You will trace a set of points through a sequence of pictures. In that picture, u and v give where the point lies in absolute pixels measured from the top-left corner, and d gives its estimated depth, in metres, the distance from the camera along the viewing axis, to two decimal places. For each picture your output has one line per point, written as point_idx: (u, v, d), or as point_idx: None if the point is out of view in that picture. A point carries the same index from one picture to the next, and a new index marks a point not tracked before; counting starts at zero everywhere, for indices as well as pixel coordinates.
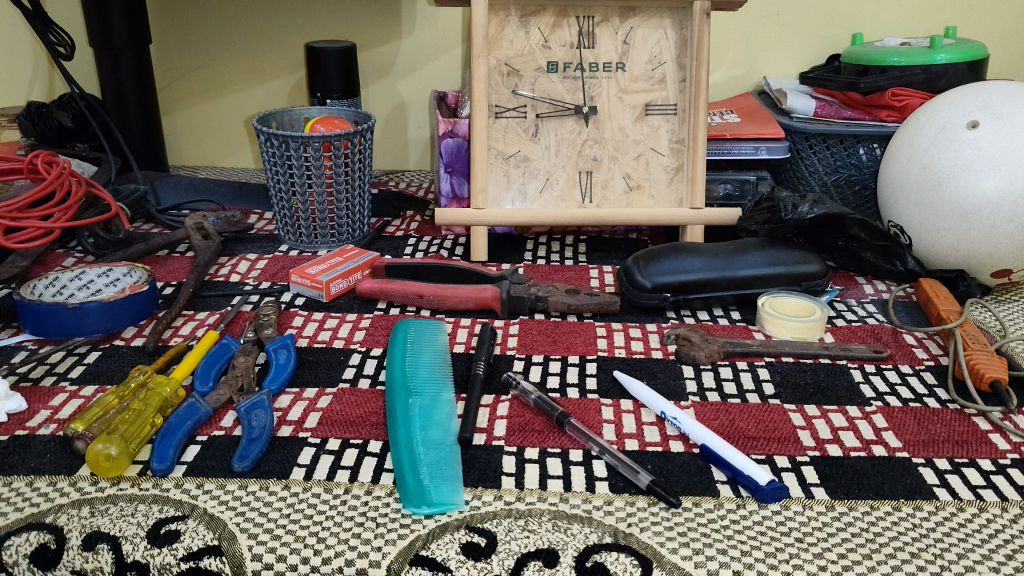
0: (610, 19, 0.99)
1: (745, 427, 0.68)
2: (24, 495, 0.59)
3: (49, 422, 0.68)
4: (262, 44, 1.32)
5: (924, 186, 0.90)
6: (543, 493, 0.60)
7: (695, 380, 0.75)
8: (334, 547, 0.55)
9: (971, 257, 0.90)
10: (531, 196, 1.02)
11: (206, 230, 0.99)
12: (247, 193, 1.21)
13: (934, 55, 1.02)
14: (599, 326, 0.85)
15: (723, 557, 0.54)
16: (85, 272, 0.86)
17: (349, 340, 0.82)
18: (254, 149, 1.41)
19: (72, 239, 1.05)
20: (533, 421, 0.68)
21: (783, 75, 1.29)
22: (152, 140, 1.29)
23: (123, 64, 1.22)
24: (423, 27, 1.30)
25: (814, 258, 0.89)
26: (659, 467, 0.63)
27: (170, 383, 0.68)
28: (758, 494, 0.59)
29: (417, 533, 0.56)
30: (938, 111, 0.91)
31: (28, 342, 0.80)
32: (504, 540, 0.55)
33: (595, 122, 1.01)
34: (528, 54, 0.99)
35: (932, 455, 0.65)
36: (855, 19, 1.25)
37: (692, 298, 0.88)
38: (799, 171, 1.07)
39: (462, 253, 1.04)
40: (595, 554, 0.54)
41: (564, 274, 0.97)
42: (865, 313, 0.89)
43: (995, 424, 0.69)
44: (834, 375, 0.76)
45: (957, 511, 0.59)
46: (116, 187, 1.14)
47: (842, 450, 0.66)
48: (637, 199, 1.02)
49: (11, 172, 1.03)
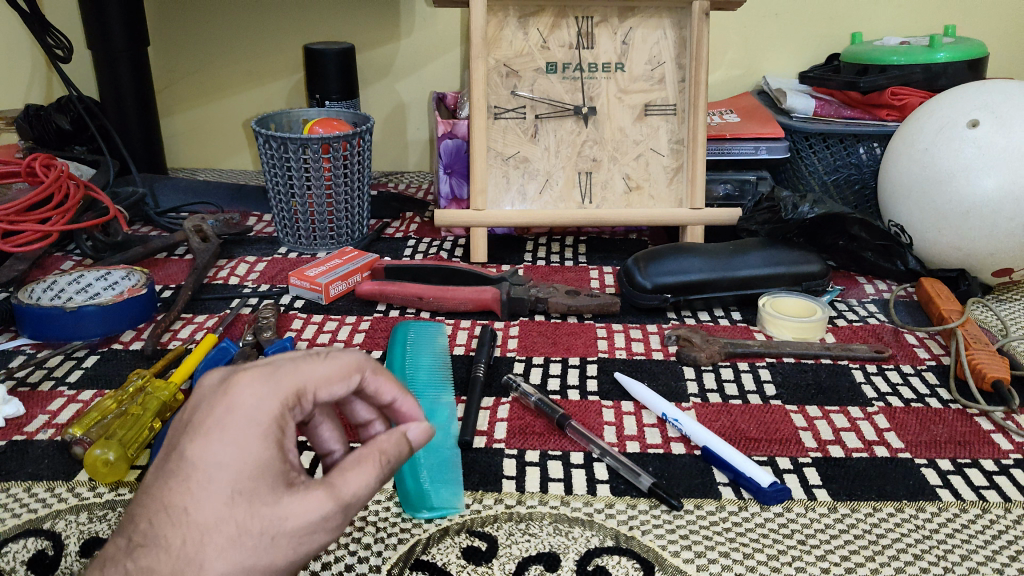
0: (609, 20, 0.99)
1: (746, 428, 0.68)
2: (22, 501, 0.59)
3: (47, 427, 0.67)
4: (260, 46, 1.32)
5: (925, 185, 0.89)
6: (544, 496, 0.60)
7: (696, 381, 0.75)
8: (334, 551, 0.55)
9: (972, 256, 0.89)
10: (531, 197, 1.01)
11: (204, 232, 0.99)
12: (246, 195, 1.21)
13: (934, 54, 1.02)
14: (600, 327, 0.85)
15: (725, 560, 0.54)
16: (84, 275, 0.85)
17: (349, 343, 0.81)
18: (252, 151, 1.41)
19: (70, 242, 1.05)
20: (533, 424, 0.68)
21: (782, 74, 1.29)
22: (151, 143, 1.28)
23: (121, 66, 1.22)
24: (422, 28, 1.30)
25: (815, 259, 0.89)
26: (661, 470, 0.63)
27: (169, 387, 0.68)
28: (759, 496, 0.59)
29: (418, 537, 0.56)
30: (939, 109, 0.91)
31: (26, 346, 0.80)
32: (505, 544, 0.55)
33: (595, 122, 1.01)
34: (527, 55, 0.99)
35: (934, 456, 0.65)
36: (854, 18, 1.25)
37: (693, 299, 0.88)
38: (799, 171, 1.06)
39: (462, 254, 1.04)
40: (596, 558, 0.54)
41: (564, 275, 0.97)
42: (866, 313, 0.89)
43: (997, 424, 0.68)
44: (835, 375, 0.76)
45: (960, 512, 0.59)
46: (114, 190, 1.14)
47: (844, 451, 0.65)
48: (636, 199, 1.02)
49: (10, 175, 1.03)
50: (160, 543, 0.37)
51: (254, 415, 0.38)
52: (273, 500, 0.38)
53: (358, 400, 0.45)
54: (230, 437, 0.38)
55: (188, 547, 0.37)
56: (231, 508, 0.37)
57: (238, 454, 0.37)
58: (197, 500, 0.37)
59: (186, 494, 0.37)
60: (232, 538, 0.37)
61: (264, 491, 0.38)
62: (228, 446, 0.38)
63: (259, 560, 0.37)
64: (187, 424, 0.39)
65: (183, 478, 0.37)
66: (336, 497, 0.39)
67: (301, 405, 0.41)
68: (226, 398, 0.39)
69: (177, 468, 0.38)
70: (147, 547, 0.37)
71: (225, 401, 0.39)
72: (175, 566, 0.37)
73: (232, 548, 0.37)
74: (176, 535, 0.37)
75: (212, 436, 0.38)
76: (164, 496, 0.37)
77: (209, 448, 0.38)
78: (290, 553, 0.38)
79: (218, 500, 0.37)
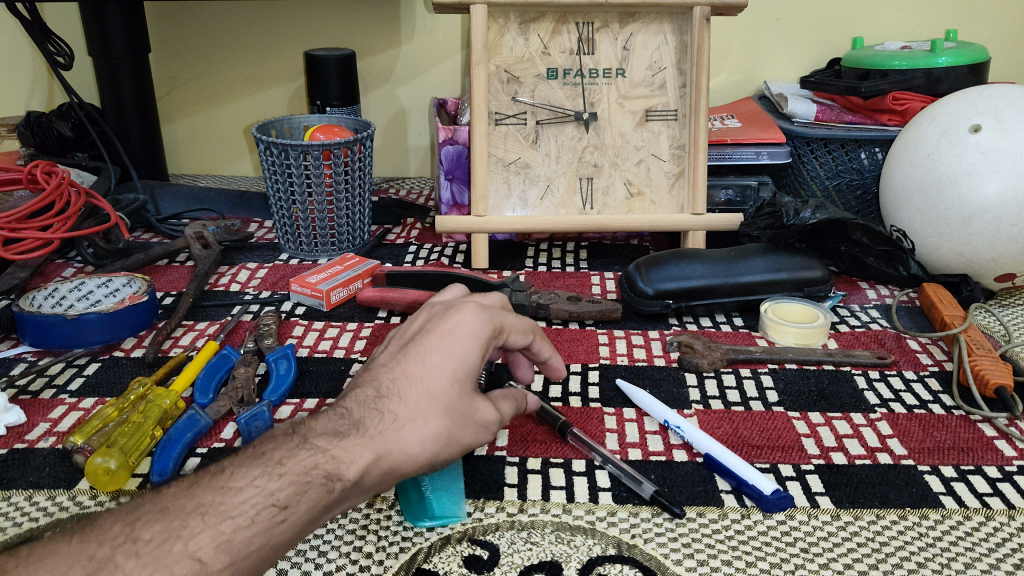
0: (610, 25, 0.99)
1: (748, 435, 0.68)
2: (23, 510, 0.59)
3: (48, 435, 0.67)
4: (261, 52, 1.32)
5: (926, 190, 0.89)
6: (546, 504, 0.59)
7: (697, 388, 0.75)
8: (335, 560, 0.54)
9: (975, 261, 0.89)
10: (532, 203, 1.01)
11: (205, 239, 0.99)
12: (247, 201, 1.21)
13: (936, 58, 1.02)
14: (601, 333, 0.85)
15: (727, 569, 0.54)
16: (84, 283, 0.85)
17: (350, 350, 0.81)
18: (253, 156, 1.41)
19: (72, 249, 1.05)
20: (535, 431, 0.68)
21: (784, 79, 1.29)
22: (152, 149, 1.28)
23: (122, 73, 1.22)
24: (423, 34, 1.30)
25: (817, 264, 0.89)
26: (663, 477, 0.62)
27: (170, 395, 0.68)
28: (762, 504, 0.59)
29: (418, 546, 0.55)
30: (940, 115, 0.91)
31: (28, 354, 0.80)
32: (506, 552, 0.55)
33: (596, 128, 1.01)
34: (528, 61, 0.99)
35: (937, 463, 0.64)
36: (855, 23, 1.24)
37: (694, 305, 0.87)
38: (800, 176, 1.06)
39: (463, 260, 1.04)
40: (598, 567, 0.54)
41: (565, 281, 0.97)
42: (868, 318, 0.88)
43: (1000, 431, 0.68)
44: (837, 382, 0.76)
45: (964, 520, 0.58)
46: (116, 197, 1.14)
47: (846, 458, 0.65)
48: (638, 205, 1.02)
49: (11, 183, 1.03)
50: (397, 397, 0.48)
51: (476, 331, 0.51)
52: (475, 396, 0.50)
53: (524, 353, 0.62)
54: (461, 341, 0.50)
55: (419, 406, 0.48)
56: (452, 388, 0.49)
57: (463, 351, 0.50)
58: (428, 375, 0.49)
59: (423, 369, 0.49)
60: (446, 410, 0.48)
61: (471, 387, 0.50)
62: (457, 345, 0.50)
63: (456, 433, 0.48)
64: (424, 329, 0.52)
65: (421, 358, 0.50)
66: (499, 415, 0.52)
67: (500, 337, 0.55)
68: (460, 315, 0.52)
69: (418, 350, 0.50)
70: (385, 399, 0.48)
71: (457, 316, 0.52)
72: (408, 415, 0.47)
73: (443, 416, 0.48)
74: (410, 397, 0.48)
75: (448, 337, 0.50)
76: (407, 366, 0.49)
77: (444, 344, 0.50)
78: (472, 436, 0.49)
79: (445, 377, 0.49)
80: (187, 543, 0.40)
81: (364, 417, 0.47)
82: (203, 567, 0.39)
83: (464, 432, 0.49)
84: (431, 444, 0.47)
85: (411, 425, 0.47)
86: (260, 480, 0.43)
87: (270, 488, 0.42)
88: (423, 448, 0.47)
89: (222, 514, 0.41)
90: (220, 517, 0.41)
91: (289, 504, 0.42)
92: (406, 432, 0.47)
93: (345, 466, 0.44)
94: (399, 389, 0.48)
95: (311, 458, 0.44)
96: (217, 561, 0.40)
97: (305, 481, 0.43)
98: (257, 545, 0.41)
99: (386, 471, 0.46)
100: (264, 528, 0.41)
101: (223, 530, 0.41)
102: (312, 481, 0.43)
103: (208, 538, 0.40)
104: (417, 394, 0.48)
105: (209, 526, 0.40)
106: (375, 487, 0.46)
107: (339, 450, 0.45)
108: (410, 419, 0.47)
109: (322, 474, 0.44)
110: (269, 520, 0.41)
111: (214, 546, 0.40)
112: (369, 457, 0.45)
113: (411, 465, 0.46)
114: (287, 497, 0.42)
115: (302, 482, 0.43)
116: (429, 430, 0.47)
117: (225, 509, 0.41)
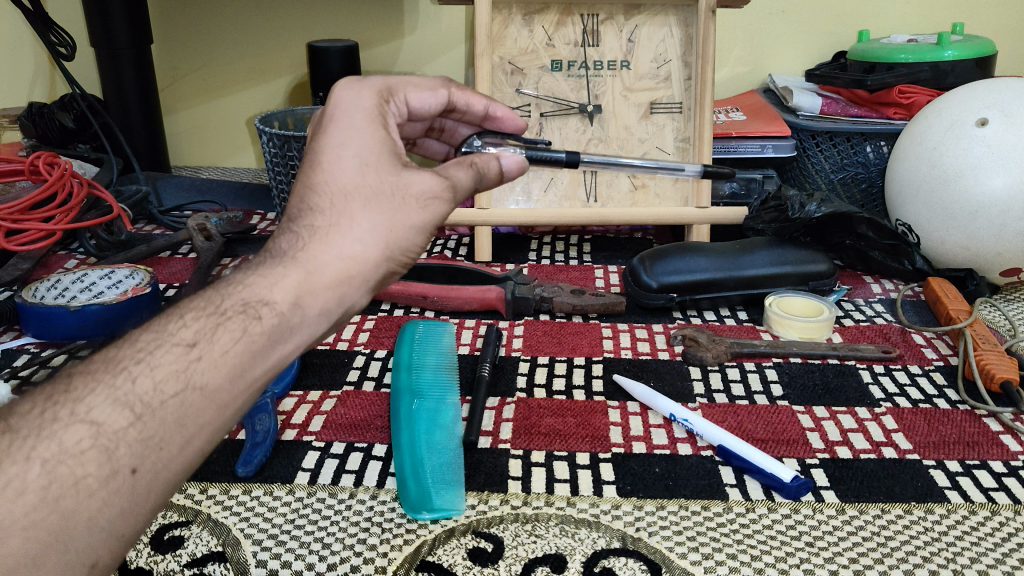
0: (615, 17, 0.99)
1: (753, 428, 0.68)
2: None
3: None
4: (262, 43, 1.32)
5: (933, 184, 0.89)
6: (551, 497, 0.59)
7: (702, 381, 0.75)
8: (339, 552, 0.54)
9: (981, 255, 0.89)
10: (534, 196, 1.01)
11: (208, 230, 0.97)
12: (249, 193, 1.21)
13: (942, 51, 1.02)
14: (605, 327, 0.85)
15: (732, 562, 0.53)
16: (88, 275, 0.85)
17: (353, 342, 0.81)
18: (256, 148, 1.40)
19: (74, 240, 1.04)
20: (538, 424, 0.68)
21: (787, 70, 1.28)
22: (154, 140, 1.28)
23: (125, 64, 1.22)
24: (425, 25, 1.29)
25: (822, 257, 0.89)
26: (667, 470, 0.62)
27: None
28: (782, 491, 0.59)
29: (423, 538, 0.55)
30: (947, 108, 0.90)
31: (30, 344, 0.80)
32: (511, 545, 0.55)
33: (600, 120, 1.00)
34: (531, 52, 0.99)
35: (942, 457, 0.64)
36: (859, 15, 1.24)
37: (699, 299, 0.87)
38: (806, 168, 1.06)
39: (466, 253, 1.04)
40: (603, 560, 0.54)
41: (568, 274, 0.97)
42: (873, 313, 0.88)
43: (1006, 425, 0.68)
44: (843, 376, 0.76)
45: (968, 514, 0.58)
46: (118, 188, 1.14)
47: (852, 452, 0.65)
48: (641, 198, 1.02)
49: (13, 173, 1.03)
50: (309, 212, 0.42)
51: (356, 110, 0.46)
52: (398, 172, 0.44)
53: (456, 116, 0.59)
54: (347, 127, 0.45)
55: (334, 208, 0.42)
56: (362, 173, 0.43)
57: (358, 134, 0.45)
58: (331, 179, 0.43)
59: (323, 172, 0.43)
60: (369, 200, 0.43)
61: (390, 165, 0.44)
62: (347, 131, 0.45)
63: (393, 217, 0.43)
64: (310, 135, 0.47)
65: (317, 162, 0.44)
66: (442, 181, 0.45)
67: (396, 103, 0.51)
68: (331, 102, 0.47)
69: (310, 160, 0.44)
70: (298, 217, 0.42)
71: (332, 104, 0.47)
72: (328, 223, 0.42)
73: (370, 206, 0.42)
74: (323, 203, 0.42)
75: (329, 133, 0.45)
76: (304, 180, 0.44)
77: (335, 139, 0.44)
78: (418, 215, 0.44)
79: (351, 169, 0.43)
80: (78, 406, 0.34)
81: (281, 242, 0.42)
82: (102, 429, 0.34)
83: (401, 214, 0.43)
84: (372, 240, 0.42)
85: (336, 229, 0.42)
86: (158, 325, 0.38)
87: (170, 332, 0.37)
88: (366, 249, 0.42)
89: (116, 367, 0.36)
90: (114, 371, 0.35)
91: (198, 341, 0.37)
92: (334, 238, 0.41)
93: (268, 291, 0.39)
94: (308, 203, 0.42)
95: (222, 293, 0.39)
96: (117, 420, 0.34)
97: (218, 315, 0.38)
98: (172, 393, 0.36)
99: (328, 284, 0.41)
100: (175, 370, 0.36)
101: (119, 385, 0.35)
102: (229, 313, 0.38)
103: (103, 395, 0.35)
104: (329, 198, 0.42)
105: (103, 382, 0.35)
106: (332, 309, 0.41)
107: (255, 280, 0.40)
108: (334, 225, 0.42)
109: (240, 302, 0.39)
110: (178, 362, 0.36)
111: (110, 402, 0.35)
112: (298, 278, 0.40)
113: (364, 267, 0.42)
114: (195, 335, 0.37)
115: (215, 317, 0.38)
116: (360, 228, 0.42)
117: (117, 363, 0.36)
